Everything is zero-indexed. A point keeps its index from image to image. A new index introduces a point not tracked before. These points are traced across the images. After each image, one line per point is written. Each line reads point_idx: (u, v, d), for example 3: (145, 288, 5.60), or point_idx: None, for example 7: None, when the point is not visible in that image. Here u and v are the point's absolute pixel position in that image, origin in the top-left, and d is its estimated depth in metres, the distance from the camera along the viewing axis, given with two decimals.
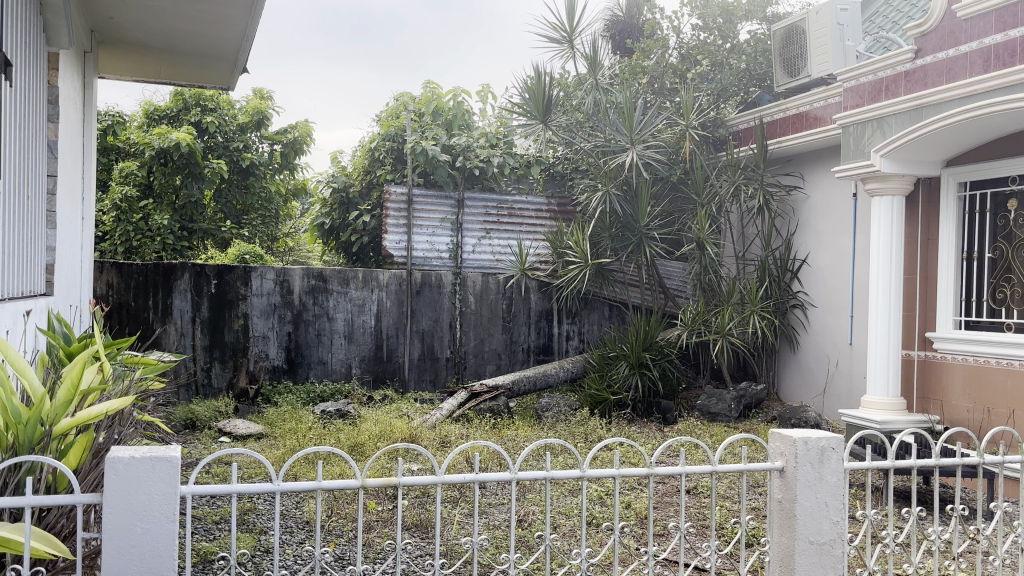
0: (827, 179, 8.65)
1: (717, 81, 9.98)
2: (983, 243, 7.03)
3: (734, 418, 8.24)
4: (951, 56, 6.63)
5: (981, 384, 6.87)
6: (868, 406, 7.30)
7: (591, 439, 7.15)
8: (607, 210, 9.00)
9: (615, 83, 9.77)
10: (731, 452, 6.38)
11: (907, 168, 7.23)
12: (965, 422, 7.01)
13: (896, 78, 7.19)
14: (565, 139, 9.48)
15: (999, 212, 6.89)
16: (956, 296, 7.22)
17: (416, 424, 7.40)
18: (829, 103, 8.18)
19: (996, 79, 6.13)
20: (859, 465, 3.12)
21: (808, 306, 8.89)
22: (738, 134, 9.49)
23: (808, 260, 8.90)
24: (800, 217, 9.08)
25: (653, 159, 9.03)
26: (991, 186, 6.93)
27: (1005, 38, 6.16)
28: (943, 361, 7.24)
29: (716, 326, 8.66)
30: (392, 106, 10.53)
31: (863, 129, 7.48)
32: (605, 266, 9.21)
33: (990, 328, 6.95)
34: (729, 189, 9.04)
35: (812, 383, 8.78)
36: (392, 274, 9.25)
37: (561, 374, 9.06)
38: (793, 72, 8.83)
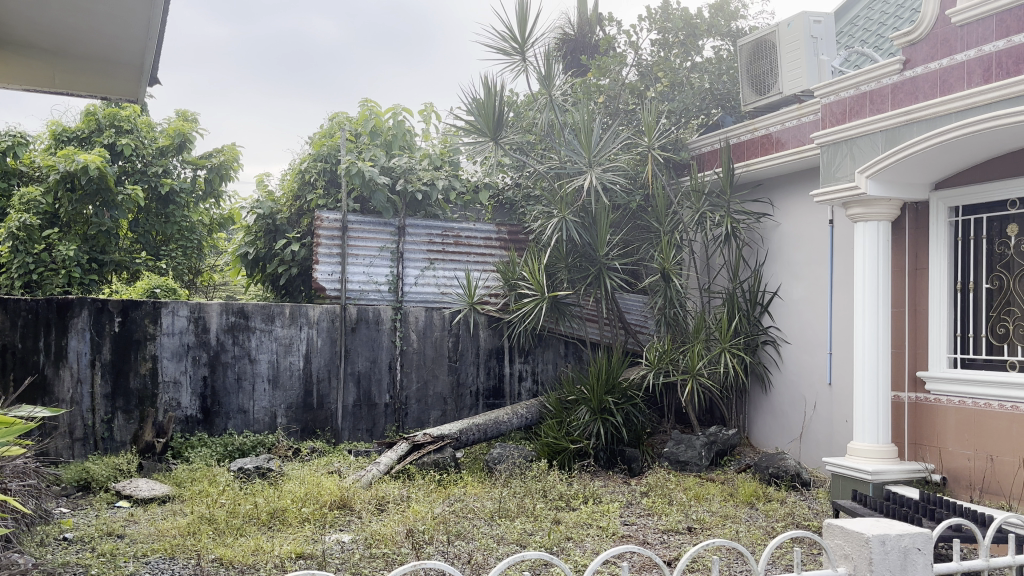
0: (798, 205, 7.98)
1: (677, 100, 9.27)
2: (979, 273, 6.32)
3: (704, 467, 7.44)
4: (945, 66, 5.97)
5: (984, 430, 6.12)
6: (855, 455, 6.50)
7: (552, 499, 6.22)
8: (564, 237, 8.19)
9: (570, 103, 9.03)
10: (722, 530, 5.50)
11: (894, 191, 6.53)
12: (965, 473, 6.25)
13: (882, 91, 6.51)
14: (517, 159, 8.62)
15: (998, 239, 6.20)
16: (950, 330, 6.49)
17: (348, 483, 6.40)
18: (803, 122, 7.49)
19: (998, 89, 5.48)
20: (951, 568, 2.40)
21: (780, 342, 8.16)
22: (701, 158, 8.78)
23: (779, 292, 8.18)
24: (769, 246, 8.39)
25: (614, 182, 8.24)
26: (987, 211, 6.26)
27: (1007, 45, 5.52)
28: (937, 405, 6.50)
29: (685, 365, 7.83)
30: (324, 126, 9.51)
31: (845, 149, 6.80)
32: (561, 299, 8.38)
33: (988, 366, 6.24)
34: (693, 217, 8.31)
35: (787, 427, 8.03)
36: (323, 309, 8.28)
37: (514, 420, 8.13)
38: (762, 89, 8.18)
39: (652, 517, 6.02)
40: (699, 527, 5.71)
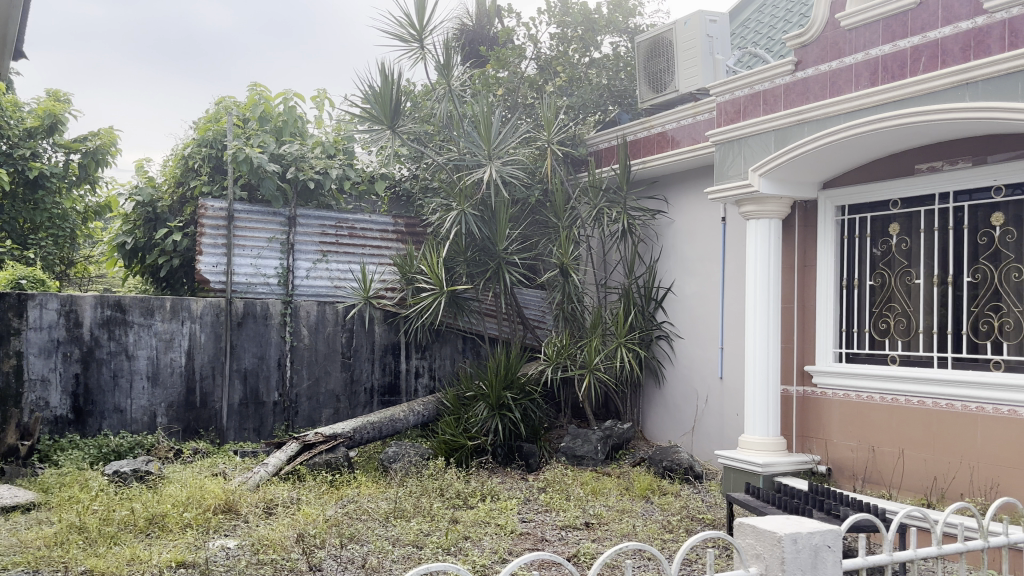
0: (693, 202, 8.09)
1: (576, 96, 9.27)
2: (863, 270, 6.51)
3: (601, 461, 7.46)
4: (835, 68, 6.12)
5: (865, 422, 6.29)
6: (746, 447, 6.61)
7: (448, 498, 6.08)
8: (462, 230, 8.06)
9: (469, 94, 8.89)
10: (620, 528, 5.48)
11: (785, 189, 6.64)
12: (848, 464, 6.41)
13: (774, 91, 6.60)
14: (414, 149, 8.41)
15: (880, 238, 6.38)
16: (835, 325, 6.66)
17: (234, 485, 6.08)
18: (698, 121, 7.59)
19: (885, 92, 5.66)
20: (859, 563, 2.39)
21: (674, 337, 8.25)
22: (598, 154, 8.80)
23: (674, 288, 8.27)
24: (664, 243, 8.47)
25: (513, 176, 8.15)
26: (871, 210, 6.44)
27: (893, 49, 5.71)
28: (822, 398, 6.64)
29: (582, 360, 7.83)
30: (209, 110, 9.06)
31: (736, 149, 6.87)
32: (459, 294, 8.23)
33: (871, 360, 6.43)
34: (591, 212, 8.31)
35: (680, 421, 8.14)
36: (208, 302, 7.86)
37: (410, 417, 7.94)
38: (658, 87, 8.26)
39: (550, 514, 5.96)
40: (597, 522, 5.68)
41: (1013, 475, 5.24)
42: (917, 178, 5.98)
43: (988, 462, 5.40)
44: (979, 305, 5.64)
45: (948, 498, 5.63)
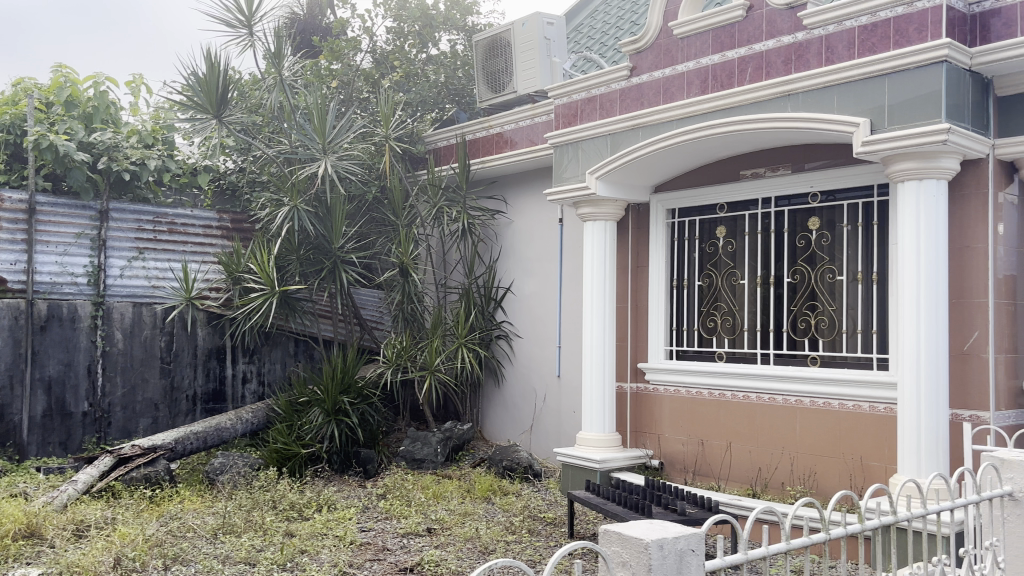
0: (531, 203, 8.13)
1: (413, 92, 9.10)
2: (692, 271, 6.69)
3: (440, 464, 7.36)
4: (668, 75, 6.12)
5: (694, 416, 6.50)
6: (583, 444, 6.69)
7: (282, 510, 5.77)
8: (294, 227, 7.70)
9: (301, 86, 8.53)
10: (462, 533, 5.38)
11: (620, 192, 6.70)
12: (679, 457, 6.60)
13: (611, 96, 6.58)
14: (242, 140, 7.95)
15: (708, 239, 6.57)
16: (667, 324, 6.84)
17: (36, 506, 5.47)
18: (536, 122, 7.62)
19: (714, 100, 5.71)
20: (721, 563, 2.40)
21: (512, 336, 8.25)
22: (437, 152, 8.67)
23: (512, 288, 8.27)
24: (502, 243, 8.45)
25: (349, 172, 7.88)
26: (699, 213, 6.65)
27: (721, 59, 5.76)
28: (655, 394, 6.80)
29: (422, 362, 7.71)
30: (5, 92, 8.19)
31: (573, 151, 6.86)
32: (291, 294, 7.87)
33: (699, 357, 6.63)
34: (430, 211, 8.19)
35: (518, 420, 8.16)
36: (4, 304, 7.09)
37: (238, 426, 7.50)
38: (497, 87, 8.23)
39: (390, 521, 5.77)
40: (439, 527, 5.56)
41: (829, 463, 5.59)
42: (741, 184, 6.26)
43: (807, 452, 5.72)
44: (798, 305, 5.93)
45: (771, 487, 5.92)
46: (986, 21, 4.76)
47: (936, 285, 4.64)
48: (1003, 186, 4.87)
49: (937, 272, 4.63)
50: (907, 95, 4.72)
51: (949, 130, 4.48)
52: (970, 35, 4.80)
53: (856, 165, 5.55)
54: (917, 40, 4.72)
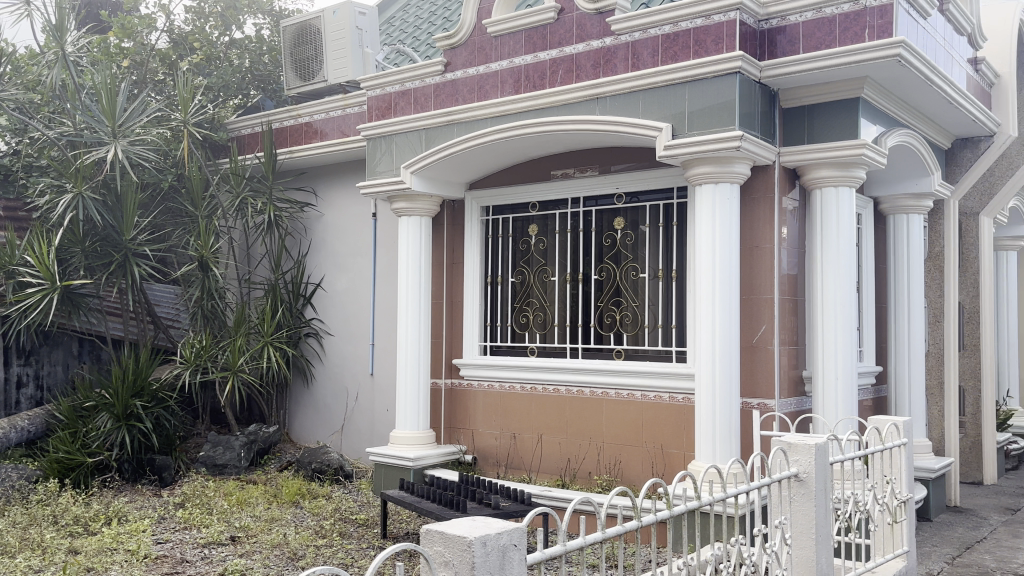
0: (343, 196, 7.91)
1: (215, 76, 8.62)
2: (505, 267, 6.73)
3: (244, 468, 7.03)
4: (481, 72, 6.12)
5: (507, 410, 6.55)
6: (396, 443, 6.58)
7: (64, 525, 5.27)
8: (79, 216, 7.07)
9: (86, 64, 7.84)
10: (269, 540, 5.13)
11: (434, 187, 6.62)
12: (492, 451, 6.63)
13: (425, 90, 6.48)
14: (16, 119, 7.18)
15: (521, 237, 6.65)
16: (481, 319, 6.83)
17: None
18: (348, 113, 7.43)
19: (527, 100, 5.77)
20: (540, 556, 2.40)
21: (322, 334, 7.99)
22: (241, 140, 8.22)
23: (322, 284, 8.00)
24: (312, 237, 8.13)
25: (142, 157, 7.33)
26: (512, 211, 6.71)
27: (534, 59, 5.83)
28: (468, 389, 6.80)
29: (225, 362, 7.30)
30: None
31: (385, 144, 6.71)
32: (75, 289, 7.21)
33: (512, 352, 6.68)
34: (233, 202, 7.78)
35: (328, 420, 7.91)
36: None
37: (11, 435, 6.78)
38: (306, 75, 7.94)
39: (189, 531, 5.42)
40: (244, 535, 5.28)
41: (633, 453, 5.83)
42: (551, 182, 6.39)
43: (613, 443, 5.93)
44: (604, 301, 6.13)
45: (579, 477, 6.08)
46: (773, 38, 5.11)
47: (729, 282, 4.95)
48: (786, 191, 5.27)
49: (729, 270, 4.94)
50: (705, 103, 4.99)
51: (741, 137, 4.80)
52: (759, 49, 5.13)
53: (658, 168, 5.82)
54: (714, 51, 5.00)
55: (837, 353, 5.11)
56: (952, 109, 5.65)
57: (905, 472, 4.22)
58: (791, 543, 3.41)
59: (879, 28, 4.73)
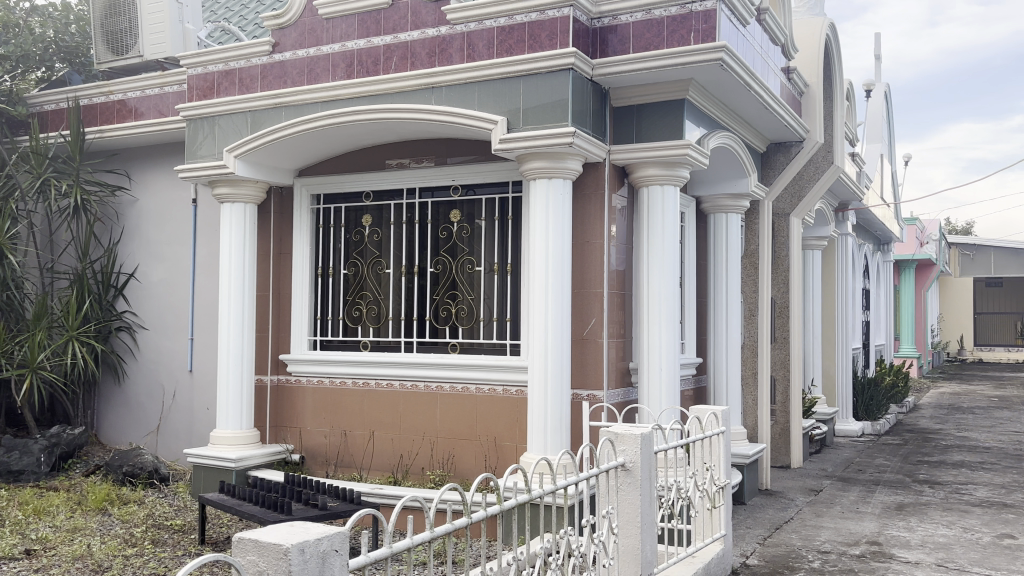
0: (160, 180, 7.39)
1: (13, 45, 7.84)
2: (337, 259, 6.50)
3: (44, 474, 6.49)
4: (312, 55, 5.87)
5: (337, 406, 6.32)
6: (217, 443, 6.23)
7: None
8: None
9: None
10: (68, 553, 4.70)
11: (261, 173, 6.29)
12: (322, 449, 6.38)
13: (250, 71, 6.14)
14: None
15: (353, 228, 6.45)
16: (310, 313, 6.56)
17: None
18: (166, 92, 6.94)
19: (360, 86, 5.59)
20: (363, 560, 2.28)
21: (136, 328, 7.44)
22: (42, 116, 7.51)
23: (136, 274, 7.45)
24: (125, 224, 7.55)
25: None
26: (344, 201, 6.49)
27: (367, 45, 5.66)
28: (297, 386, 6.48)
29: (20, 359, 6.75)
30: None
31: (208, 127, 6.30)
32: None
33: (343, 347, 6.47)
34: (32, 185, 7.14)
35: (142, 421, 7.38)
36: None
37: None
38: (119, 49, 7.36)
39: None
40: (41, 548, 4.81)
41: (466, 447, 5.77)
42: (385, 173, 6.22)
43: (446, 438, 5.85)
44: (439, 294, 6.04)
45: (411, 473, 5.97)
46: (604, 36, 5.20)
47: (561, 276, 4.99)
48: (616, 188, 5.37)
49: (561, 264, 4.98)
50: (539, 99, 5.00)
51: (574, 133, 4.84)
52: (591, 47, 5.21)
53: (493, 161, 5.79)
54: (548, 46, 5.03)
55: (663, 346, 5.28)
56: (767, 114, 5.97)
57: (722, 459, 4.41)
58: (618, 533, 3.45)
59: (703, 32, 4.91)
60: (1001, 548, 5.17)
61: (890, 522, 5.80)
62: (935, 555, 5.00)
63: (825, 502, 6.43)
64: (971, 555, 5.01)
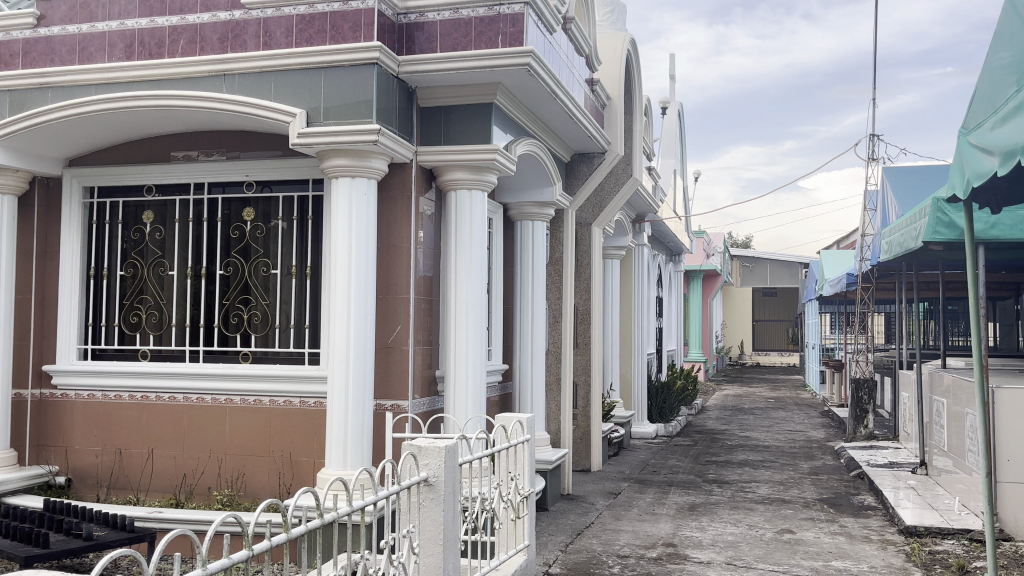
0: None
1: None
2: (113, 259, 5.89)
3: None
4: (85, 31, 5.28)
5: (111, 422, 5.70)
6: None
7: None
8: None
9: None
10: None
11: (21, 161, 5.57)
12: (92, 470, 5.73)
13: (11, 45, 5.44)
14: None
15: (133, 226, 5.87)
16: (81, 319, 5.89)
17: None
18: None
19: (141, 69, 5.08)
20: None
21: None
22: None
23: None
24: None
25: None
26: (122, 195, 5.88)
27: (150, 24, 5.16)
28: (63, 401, 5.81)
29: None
30: None
31: None
32: None
33: (118, 357, 5.86)
34: None
35: None
36: None
37: None
38: None
39: None
40: None
41: (257, 463, 5.36)
42: (170, 165, 5.70)
43: (234, 455, 5.41)
44: (230, 298, 5.60)
45: (196, 494, 5.47)
46: (411, 33, 5.02)
47: (365, 280, 4.75)
48: (423, 191, 5.21)
49: (364, 269, 4.74)
50: (340, 95, 4.73)
51: (379, 131, 4.61)
52: (397, 43, 5.02)
53: (290, 158, 5.43)
54: (351, 39, 4.79)
55: (468, 354, 5.18)
56: (573, 124, 6.03)
57: (527, 468, 4.35)
58: (420, 552, 3.27)
59: (511, 36, 4.85)
60: (782, 544, 5.47)
61: (683, 523, 6.01)
62: (724, 554, 5.20)
63: (623, 505, 6.58)
64: (756, 552, 5.26)
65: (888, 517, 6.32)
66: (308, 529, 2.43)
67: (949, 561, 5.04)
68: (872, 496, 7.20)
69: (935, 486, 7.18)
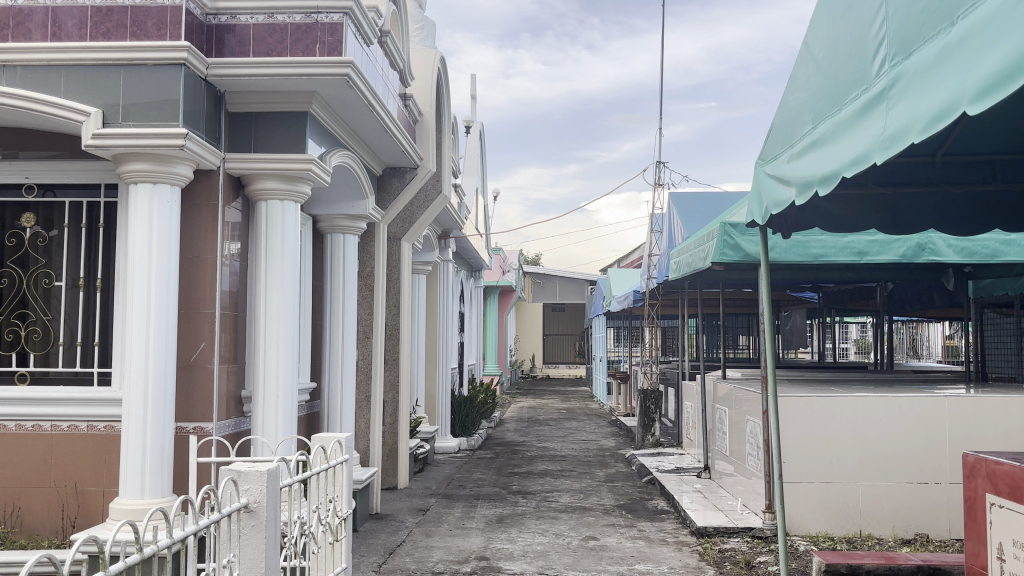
0: None
1: None
2: None
3: None
4: None
5: None
6: None
7: None
8: None
9: None
10: None
11: None
12: None
13: None
14: None
15: None
16: None
17: None
18: None
19: None
20: None
21: None
22: None
23: None
24: None
25: None
26: None
27: None
28: None
29: None
30: None
31: None
32: None
33: None
34: None
35: None
36: None
37: None
38: None
39: None
40: None
41: (35, 495, 4.80)
42: None
43: (9, 487, 4.83)
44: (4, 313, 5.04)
45: None
46: (221, 35, 4.77)
47: (166, 294, 4.42)
48: (230, 200, 4.94)
49: (166, 282, 4.41)
50: (141, 95, 4.39)
51: (186, 135, 4.32)
52: (205, 44, 4.75)
53: (78, 161, 4.95)
54: (155, 36, 4.47)
55: (278, 372, 4.97)
56: (387, 138, 5.97)
57: (344, 490, 4.24)
58: None
59: (329, 45, 4.75)
60: (588, 551, 5.68)
61: (493, 536, 6.09)
62: (535, 564, 5.32)
63: (433, 521, 6.57)
64: (565, 560, 5.43)
65: (680, 520, 6.74)
66: (126, 567, 2.22)
67: (737, 557, 5.45)
68: (663, 500, 7.66)
69: (718, 488, 7.75)
